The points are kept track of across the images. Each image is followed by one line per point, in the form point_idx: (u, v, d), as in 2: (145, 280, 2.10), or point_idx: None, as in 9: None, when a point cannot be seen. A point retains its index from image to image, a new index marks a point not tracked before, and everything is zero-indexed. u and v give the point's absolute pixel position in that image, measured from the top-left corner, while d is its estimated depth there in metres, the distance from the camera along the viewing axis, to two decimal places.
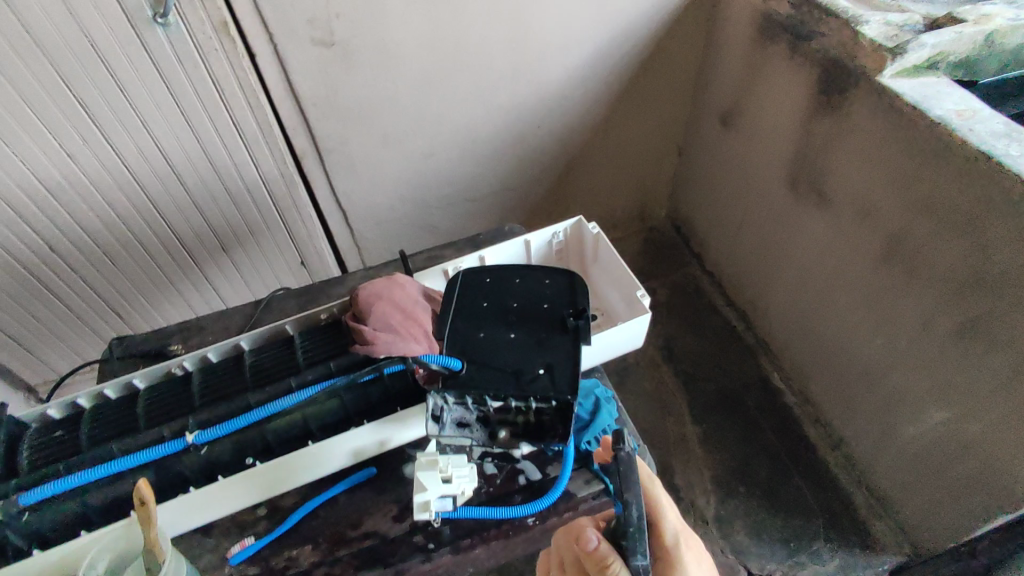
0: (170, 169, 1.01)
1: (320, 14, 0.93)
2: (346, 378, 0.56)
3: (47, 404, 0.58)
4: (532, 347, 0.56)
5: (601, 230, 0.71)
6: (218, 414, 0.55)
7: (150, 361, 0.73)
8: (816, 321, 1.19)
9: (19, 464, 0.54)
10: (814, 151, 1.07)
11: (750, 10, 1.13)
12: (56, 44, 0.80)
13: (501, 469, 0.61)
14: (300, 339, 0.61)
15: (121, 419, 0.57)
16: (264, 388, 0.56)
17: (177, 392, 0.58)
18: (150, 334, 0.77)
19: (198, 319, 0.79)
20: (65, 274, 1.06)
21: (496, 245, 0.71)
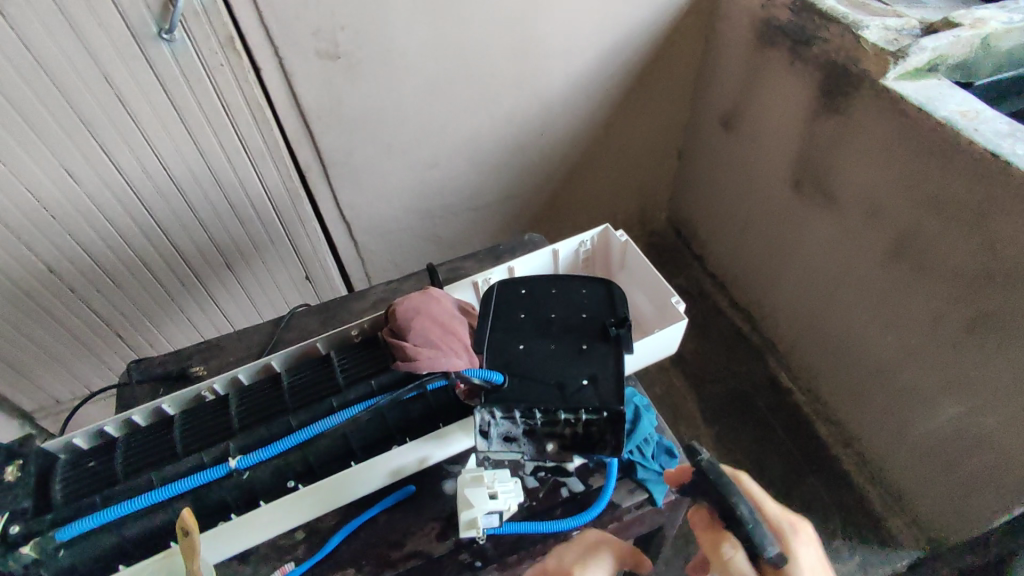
0: (174, 187, 0.99)
1: (325, 27, 0.93)
2: (389, 396, 0.55)
3: (73, 433, 0.57)
4: (575, 358, 0.56)
5: (629, 237, 0.72)
6: (260, 437, 0.54)
7: (173, 384, 0.71)
8: (823, 321, 1.20)
9: (51, 498, 0.53)
10: (818, 153, 1.09)
11: (749, 15, 1.14)
12: (56, 60, 0.78)
13: (544, 483, 0.61)
14: (337, 358, 0.59)
15: (155, 446, 0.56)
16: (305, 409, 0.55)
17: (213, 416, 0.57)
18: (170, 357, 0.75)
19: (218, 339, 0.77)
20: (68, 298, 1.04)
21: (525, 255, 0.72)
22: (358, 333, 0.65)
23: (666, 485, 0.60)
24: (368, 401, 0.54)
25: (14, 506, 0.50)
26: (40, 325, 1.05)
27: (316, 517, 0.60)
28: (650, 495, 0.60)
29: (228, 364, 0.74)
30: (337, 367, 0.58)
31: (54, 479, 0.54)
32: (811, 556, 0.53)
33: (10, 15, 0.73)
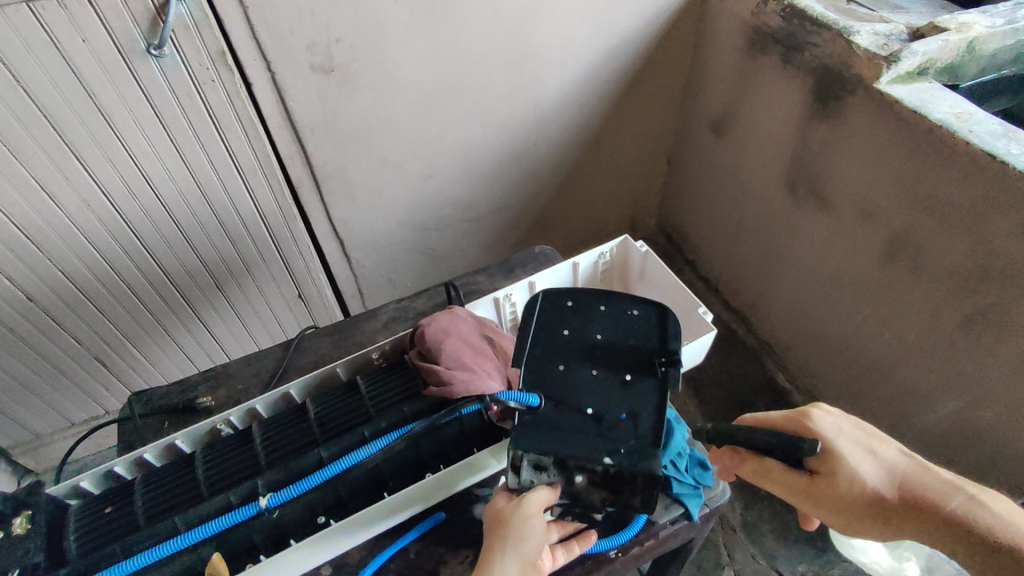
0: (159, 205, 0.94)
1: (320, 39, 0.90)
2: (424, 422, 0.53)
3: (80, 476, 0.54)
4: (615, 390, 0.55)
5: (650, 250, 0.77)
6: (289, 473, 0.52)
7: (179, 416, 0.67)
8: (820, 322, 1.21)
9: (66, 551, 0.49)
10: (811, 157, 1.10)
11: (738, 22, 1.16)
12: (36, 76, 0.74)
13: None
14: (364, 385, 0.59)
15: (175, 486, 0.53)
16: (337, 441, 0.53)
17: (234, 451, 0.55)
18: (172, 387, 0.72)
19: (223, 366, 0.74)
20: (48, 325, 0.98)
21: (546, 271, 0.76)
22: (379, 356, 0.64)
23: (700, 499, 0.61)
24: (401, 429, 0.53)
25: (25, 560, 0.47)
26: (16, 354, 1.00)
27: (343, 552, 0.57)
28: (685, 509, 0.60)
29: (236, 392, 0.71)
30: (365, 395, 0.57)
31: (69, 529, 0.51)
32: (832, 422, 0.57)
33: None
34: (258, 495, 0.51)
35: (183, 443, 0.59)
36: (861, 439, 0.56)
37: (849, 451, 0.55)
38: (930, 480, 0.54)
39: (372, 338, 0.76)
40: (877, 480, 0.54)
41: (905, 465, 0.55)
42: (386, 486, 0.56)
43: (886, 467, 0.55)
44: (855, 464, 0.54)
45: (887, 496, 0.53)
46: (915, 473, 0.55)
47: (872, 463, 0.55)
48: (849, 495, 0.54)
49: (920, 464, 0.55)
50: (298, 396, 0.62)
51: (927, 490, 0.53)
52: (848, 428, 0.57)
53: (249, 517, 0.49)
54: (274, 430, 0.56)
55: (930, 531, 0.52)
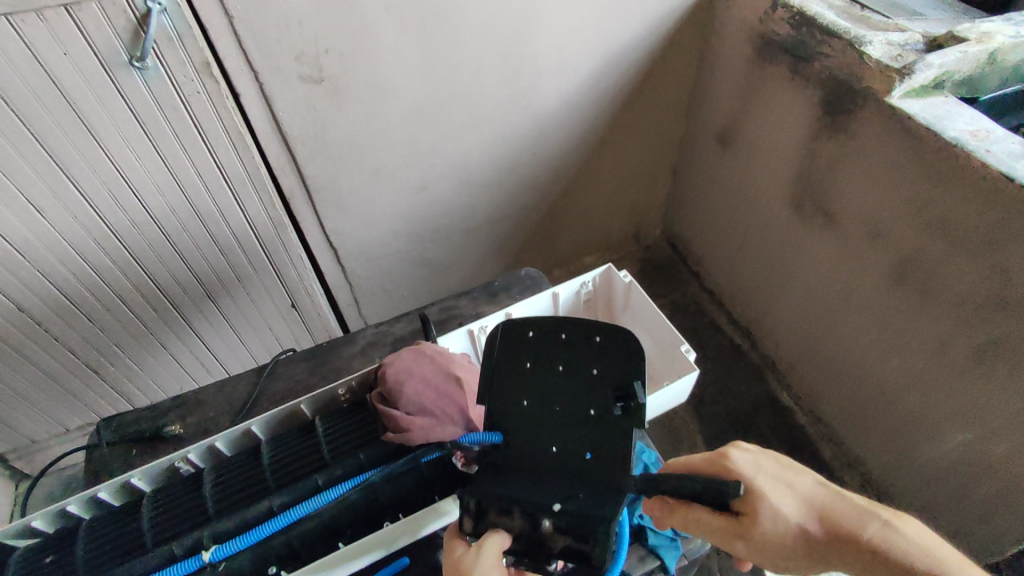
0: (148, 218, 0.93)
1: (308, 49, 0.88)
2: (380, 471, 0.53)
3: (31, 516, 0.54)
4: (578, 424, 0.53)
5: (634, 280, 0.82)
6: (237, 525, 0.52)
7: (144, 445, 0.72)
8: (825, 341, 1.17)
9: None
10: (818, 172, 1.06)
11: (744, 30, 1.11)
12: (19, 90, 0.73)
13: None
14: (322, 428, 0.60)
15: (125, 534, 0.53)
16: (289, 489, 0.54)
17: (187, 497, 0.56)
18: (140, 414, 0.75)
19: (195, 394, 0.77)
20: (39, 336, 0.98)
21: (524, 302, 0.81)
22: (346, 392, 0.66)
23: (677, 551, 0.64)
24: (356, 480, 0.53)
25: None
26: (10, 366, 1.00)
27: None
28: (661, 561, 0.64)
29: (204, 421, 0.74)
30: (322, 437, 0.59)
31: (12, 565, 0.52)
32: (749, 460, 0.55)
33: None
34: (204, 548, 0.51)
35: (139, 482, 0.59)
36: (777, 473, 0.55)
37: (768, 488, 0.53)
38: (845, 508, 0.54)
39: (348, 364, 0.79)
40: (797, 515, 0.53)
41: (822, 495, 0.55)
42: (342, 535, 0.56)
43: (804, 499, 0.54)
44: (776, 501, 0.52)
45: (810, 530, 0.53)
46: (832, 502, 0.55)
47: (790, 497, 0.54)
48: (774, 535, 0.52)
49: (833, 491, 0.56)
50: (260, 433, 0.63)
51: (845, 520, 0.54)
52: (764, 463, 0.55)
53: (194, 569, 0.49)
54: (227, 476, 0.57)
55: (852, 559, 0.53)
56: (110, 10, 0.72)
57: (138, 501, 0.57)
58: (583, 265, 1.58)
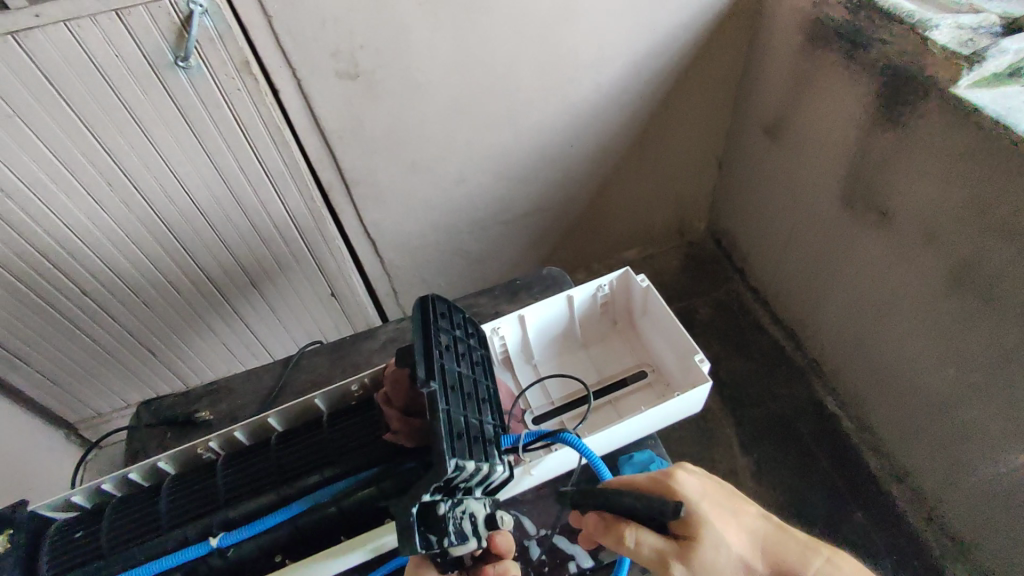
0: (195, 208, 0.98)
1: (343, 46, 0.89)
2: (378, 469, 0.57)
3: (72, 491, 0.61)
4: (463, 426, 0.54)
5: (650, 283, 0.80)
6: (244, 513, 0.57)
7: (179, 430, 0.78)
8: (875, 346, 1.11)
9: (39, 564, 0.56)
10: (872, 167, 0.99)
11: (798, 16, 1.05)
12: (76, 90, 0.77)
13: (550, 558, 0.69)
14: (330, 421, 0.63)
15: (145, 513, 0.58)
16: (294, 483, 0.58)
17: (204, 483, 0.60)
18: (177, 401, 0.82)
19: (225, 382, 0.83)
20: (98, 315, 1.06)
21: (535, 305, 0.81)
22: (359, 388, 0.69)
23: None
24: (356, 476, 0.57)
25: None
26: (75, 344, 1.09)
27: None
28: None
29: (233, 409, 0.80)
30: (327, 430, 0.62)
31: (43, 548, 0.57)
32: (694, 483, 0.56)
33: (25, 43, 0.72)
34: (212, 535, 0.56)
35: (165, 465, 0.65)
36: (724, 502, 0.56)
37: (712, 514, 0.54)
38: (788, 543, 0.55)
39: (368, 359, 0.84)
40: (739, 545, 0.54)
41: (765, 528, 0.56)
42: (344, 530, 0.61)
43: (746, 531, 0.56)
44: (719, 528, 0.53)
45: (752, 562, 0.54)
46: (775, 537, 0.56)
47: (733, 527, 0.55)
48: (713, 562, 0.52)
49: (777, 526, 0.57)
50: (278, 425, 0.68)
51: (786, 554, 0.54)
52: (710, 489, 0.57)
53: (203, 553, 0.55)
54: (239, 464, 0.61)
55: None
56: (155, 13, 0.75)
57: (161, 483, 0.62)
58: (624, 258, 1.56)
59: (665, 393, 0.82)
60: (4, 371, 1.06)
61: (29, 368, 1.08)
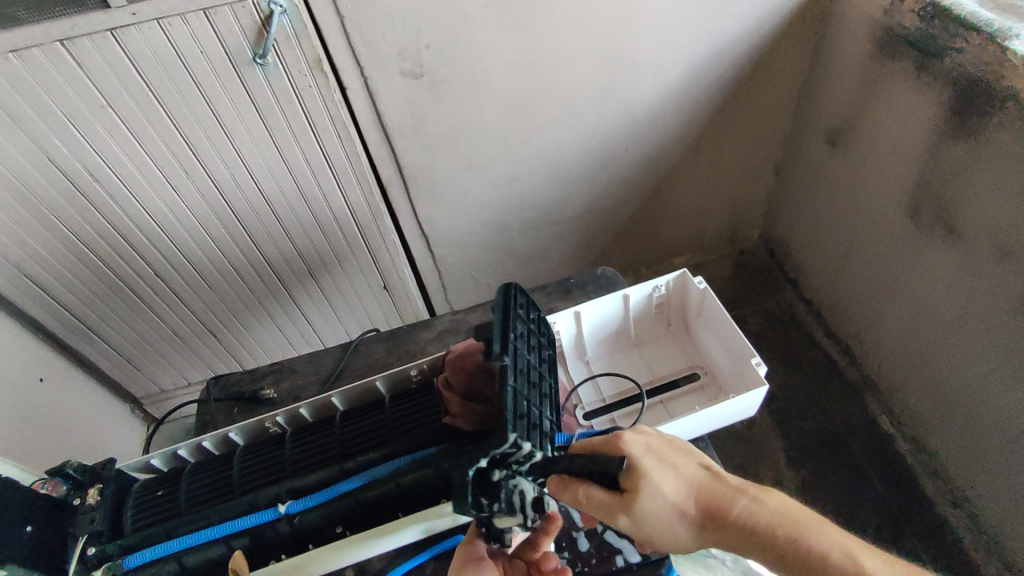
0: (262, 198, 1.02)
1: (410, 46, 0.92)
2: (435, 449, 0.61)
3: (151, 455, 0.67)
4: (528, 408, 0.56)
5: (707, 285, 0.81)
6: (309, 485, 0.61)
7: (245, 404, 0.83)
8: (936, 365, 1.07)
9: (124, 523, 0.61)
10: (941, 180, 0.96)
11: (867, 22, 1.02)
12: (164, 83, 0.83)
13: (597, 549, 0.70)
14: (391, 404, 0.67)
15: (220, 477, 0.64)
16: (357, 458, 0.63)
17: (273, 453, 0.65)
18: (244, 378, 0.87)
19: (289, 362, 0.88)
20: (167, 295, 1.12)
21: (591, 302, 0.83)
22: (417, 373, 0.72)
23: None
24: (416, 454, 0.61)
25: (91, 528, 0.59)
26: (145, 321, 1.16)
27: (366, 560, 0.66)
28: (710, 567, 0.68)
29: (296, 388, 0.84)
30: (389, 412, 0.66)
31: (128, 506, 0.62)
32: (641, 441, 0.57)
33: (121, 37, 0.77)
34: (281, 502, 0.61)
35: (235, 436, 0.70)
36: (667, 456, 0.57)
37: (653, 468, 0.55)
38: (723, 491, 0.57)
39: (424, 348, 0.87)
40: (677, 495, 0.56)
41: (704, 479, 0.57)
42: (402, 506, 0.64)
43: (687, 481, 0.57)
44: (658, 480, 0.55)
45: (689, 509, 0.56)
46: (711, 486, 0.57)
47: (673, 478, 0.56)
48: (651, 509, 0.54)
49: (714, 475, 0.58)
50: (340, 403, 0.71)
51: (720, 500, 0.56)
52: (655, 445, 0.57)
53: (273, 518, 0.59)
54: (305, 438, 0.66)
55: (724, 538, 0.56)
56: (239, 12, 0.79)
57: (234, 451, 0.68)
58: (672, 264, 1.55)
59: (718, 396, 0.82)
60: (82, 343, 1.15)
61: (104, 342, 1.16)
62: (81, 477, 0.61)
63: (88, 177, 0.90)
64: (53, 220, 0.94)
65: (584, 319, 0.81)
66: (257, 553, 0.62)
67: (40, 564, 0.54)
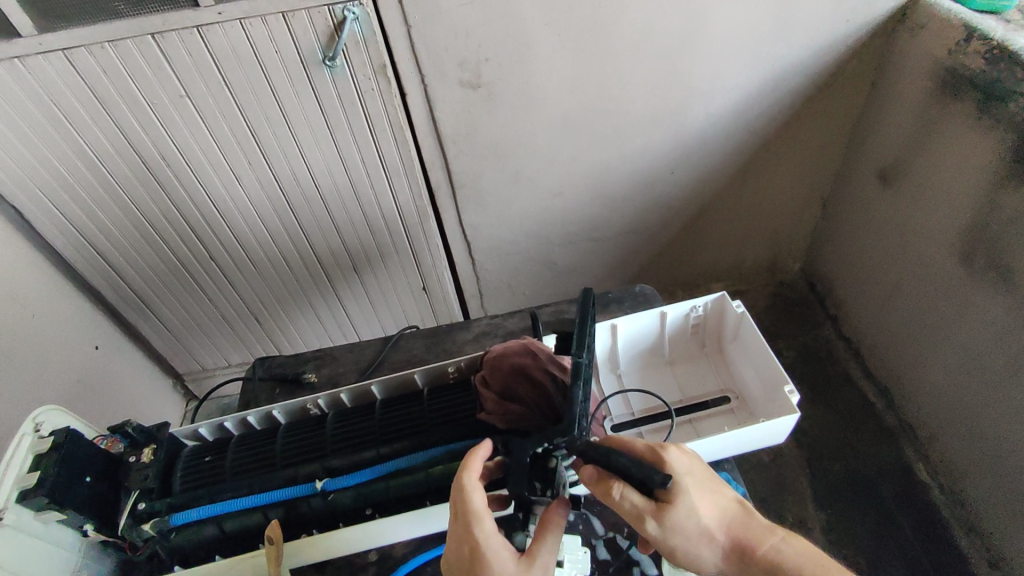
0: (317, 192, 1.07)
1: (470, 58, 0.95)
2: (469, 442, 0.64)
3: (199, 424, 0.72)
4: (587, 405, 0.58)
5: (745, 310, 0.81)
6: (345, 466, 0.65)
7: (286, 385, 0.87)
8: (980, 416, 1.03)
9: (172, 484, 0.66)
10: (1000, 227, 0.94)
11: (929, 62, 1.02)
12: (239, 78, 0.88)
13: (614, 558, 0.71)
14: (431, 396, 0.70)
15: (263, 450, 0.68)
16: (392, 444, 0.66)
17: (314, 434, 0.69)
18: (287, 360, 0.91)
19: (331, 350, 0.92)
20: (219, 277, 1.18)
21: (628, 316, 0.84)
22: (454, 369, 0.75)
23: None
24: (449, 445, 0.64)
25: (143, 484, 0.63)
26: (196, 301, 1.22)
27: (389, 545, 0.68)
28: None
29: (336, 375, 0.88)
30: (428, 405, 0.69)
31: (177, 469, 0.67)
32: (685, 461, 0.55)
33: (204, 31, 0.82)
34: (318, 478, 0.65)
35: (279, 414, 0.74)
36: (706, 480, 0.56)
37: (693, 490, 0.54)
38: (754, 528, 0.56)
39: (460, 348, 0.90)
40: (711, 520, 0.55)
41: (737, 512, 0.57)
42: (431, 496, 0.66)
43: (721, 510, 0.56)
44: (696, 502, 0.54)
45: (717, 537, 0.55)
46: (744, 520, 0.57)
47: (709, 503, 0.55)
48: (684, 527, 0.53)
49: (747, 510, 0.58)
50: (378, 392, 0.74)
51: (750, 534, 0.56)
52: (698, 468, 0.56)
53: (308, 493, 0.63)
54: (346, 421, 0.69)
55: (743, 569, 0.56)
56: (315, 17, 0.84)
57: (277, 428, 0.71)
58: (711, 289, 1.54)
59: (748, 421, 0.81)
60: (137, 316, 1.22)
61: (155, 316, 1.23)
62: (137, 436, 0.66)
63: (162, 160, 0.96)
64: (125, 199, 1.01)
65: (620, 332, 0.82)
66: (289, 527, 0.65)
67: (93, 513, 0.60)
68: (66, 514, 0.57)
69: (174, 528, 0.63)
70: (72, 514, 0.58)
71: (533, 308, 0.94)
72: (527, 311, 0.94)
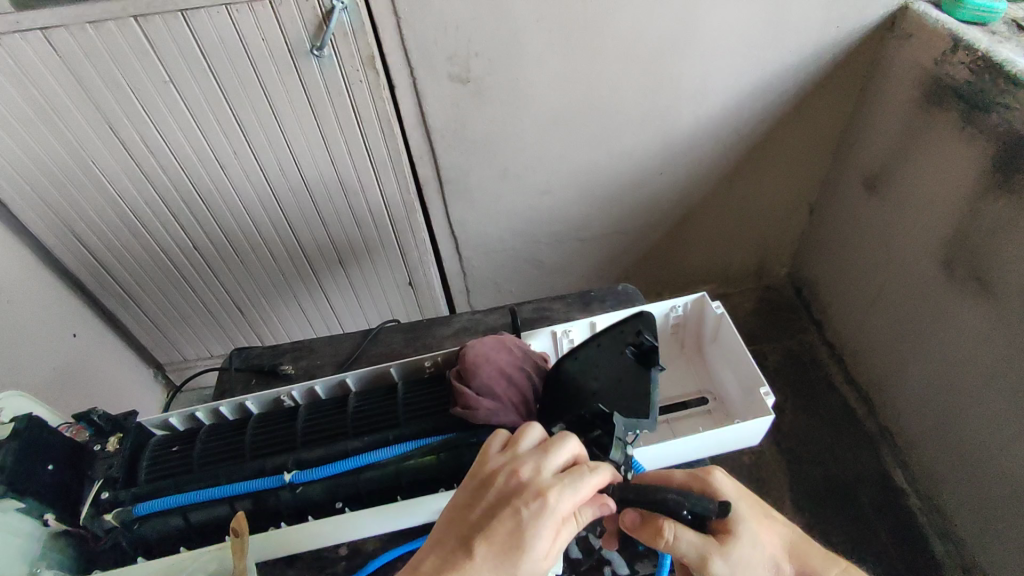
0: (302, 184, 1.06)
1: (459, 51, 0.94)
2: (443, 438, 0.64)
3: (169, 414, 0.71)
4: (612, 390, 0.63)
5: (725, 310, 0.81)
6: (316, 458, 0.65)
7: (263, 376, 0.86)
8: (958, 424, 1.04)
9: (138, 475, 0.65)
10: (981, 238, 0.94)
11: (917, 71, 1.02)
12: (224, 66, 0.87)
13: (587, 557, 0.70)
14: (404, 391, 0.70)
15: (233, 441, 0.68)
16: (362, 437, 0.65)
17: (286, 427, 0.68)
18: (266, 351, 0.90)
19: (311, 342, 0.91)
20: (202, 268, 1.17)
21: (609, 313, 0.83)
22: (431, 364, 0.74)
23: None
24: (422, 440, 0.64)
25: (108, 474, 0.63)
26: (179, 292, 1.21)
27: (361, 540, 0.68)
28: None
29: (314, 367, 0.87)
30: (402, 399, 0.68)
31: (143, 461, 0.66)
32: (729, 485, 0.61)
33: (188, 16, 0.81)
34: (287, 470, 0.64)
35: (252, 405, 0.73)
36: (756, 507, 0.61)
37: (746, 515, 0.59)
38: (812, 551, 0.61)
39: (440, 343, 0.90)
40: (769, 546, 0.59)
41: (793, 537, 0.62)
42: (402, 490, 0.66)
43: (777, 537, 0.61)
44: (751, 527, 0.58)
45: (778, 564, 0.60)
46: (801, 543, 0.61)
47: (765, 531, 0.60)
48: (746, 556, 0.57)
49: (803, 536, 0.62)
50: (353, 384, 0.74)
51: (810, 560, 0.60)
52: (744, 493, 0.61)
53: (277, 485, 0.63)
54: (320, 414, 0.69)
55: None
56: (302, 4, 0.83)
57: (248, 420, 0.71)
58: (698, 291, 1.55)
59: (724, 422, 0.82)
60: (117, 305, 1.20)
61: (137, 306, 1.21)
62: (103, 425, 0.65)
63: (143, 146, 0.95)
64: (105, 185, 0.99)
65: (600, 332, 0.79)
66: (257, 520, 0.65)
67: (57, 501, 0.58)
68: (24, 502, 0.56)
69: (138, 518, 0.62)
70: (33, 502, 0.56)
71: (514, 306, 0.94)
72: (508, 308, 0.94)
